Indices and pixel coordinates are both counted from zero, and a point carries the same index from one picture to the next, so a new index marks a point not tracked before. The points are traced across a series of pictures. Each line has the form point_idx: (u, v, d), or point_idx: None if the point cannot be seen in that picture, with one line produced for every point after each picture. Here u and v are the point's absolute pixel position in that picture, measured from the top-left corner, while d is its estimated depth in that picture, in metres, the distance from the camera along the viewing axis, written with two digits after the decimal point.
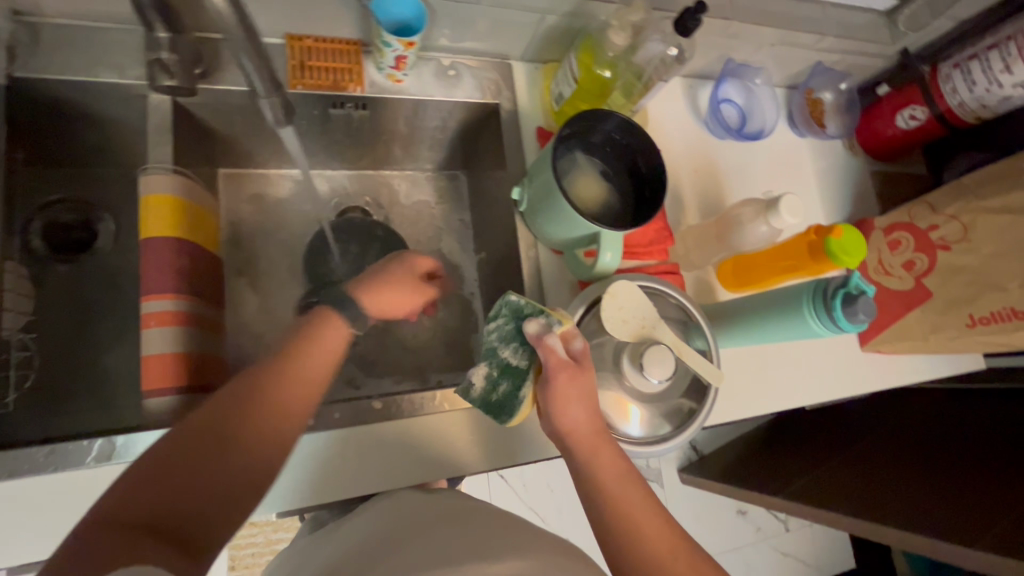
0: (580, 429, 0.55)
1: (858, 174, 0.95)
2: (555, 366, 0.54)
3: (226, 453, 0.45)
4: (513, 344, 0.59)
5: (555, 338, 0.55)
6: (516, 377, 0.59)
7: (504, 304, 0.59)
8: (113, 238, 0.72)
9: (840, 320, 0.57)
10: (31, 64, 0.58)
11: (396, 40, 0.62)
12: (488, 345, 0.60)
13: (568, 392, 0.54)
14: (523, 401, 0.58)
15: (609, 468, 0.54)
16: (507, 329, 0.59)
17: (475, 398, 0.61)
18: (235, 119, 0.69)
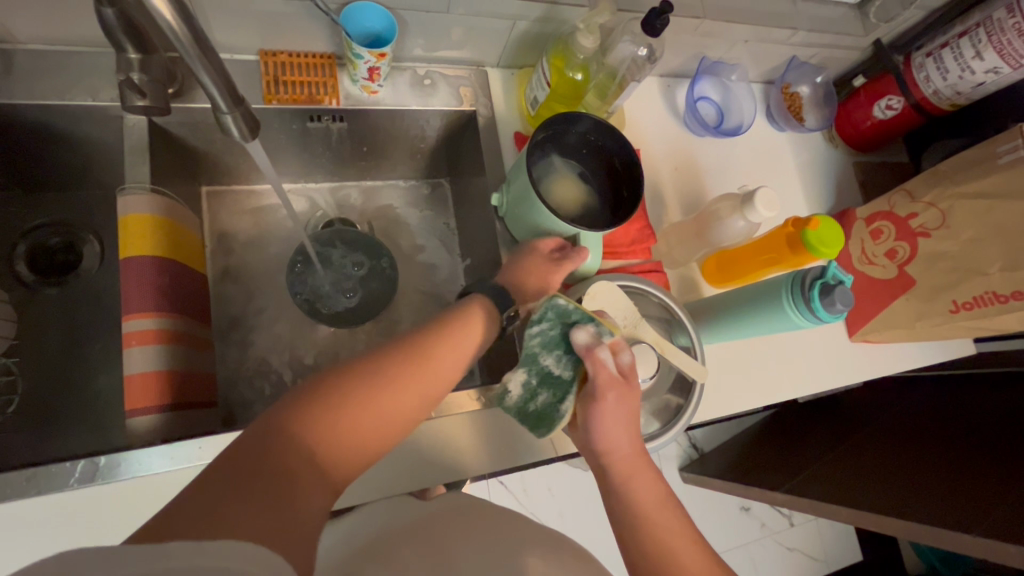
0: (622, 449, 0.52)
1: (838, 166, 0.96)
2: (605, 382, 0.51)
3: (353, 425, 0.42)
4: (556, 352, 0.54)
5: (605, 351, 0.52)
6: (557, 388, 0.55)
7: (550, 307, 0.54)
8: (98, 260, 0.73)
9: (819, 311, 0.58)
10: (4, 91, 0.58)
11: (366, 52, 0.62)
12: (527, 351, 0.55)
13: (617, 412, 0.52)
14: (564, 415, 0.54)
15: (649, 489, 0.51)
16: (551, 335, 0.54)
17: (511, 407, 0.57)
18: (213, 136, 0.70)
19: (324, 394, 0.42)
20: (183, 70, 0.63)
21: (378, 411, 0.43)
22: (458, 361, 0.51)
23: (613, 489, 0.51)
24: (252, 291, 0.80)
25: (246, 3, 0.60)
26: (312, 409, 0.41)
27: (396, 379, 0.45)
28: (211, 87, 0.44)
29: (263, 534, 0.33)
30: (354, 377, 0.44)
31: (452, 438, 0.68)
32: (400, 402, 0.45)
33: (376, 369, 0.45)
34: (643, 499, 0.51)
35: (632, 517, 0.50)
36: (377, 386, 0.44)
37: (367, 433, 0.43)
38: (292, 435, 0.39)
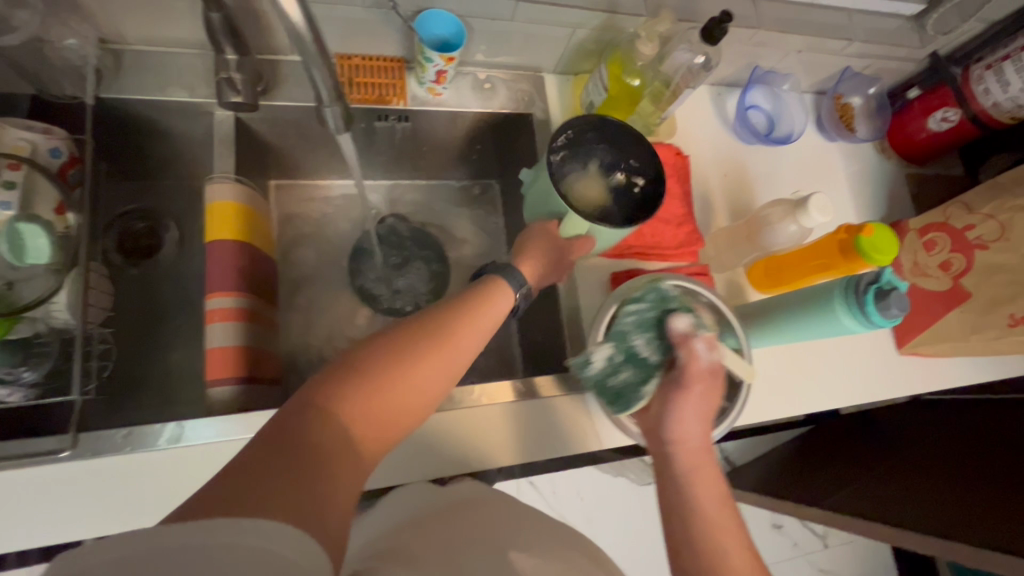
0: (695, 443, 0.54)
1: (890, 178, 0.95)
2: (694, 372, 0.55)
3: (375, 405, 0.42)
4: (648, 334, 0.59)
5: (701, 343, 0.56)
6: (641, 369, 0.58)
7: (652, 289, 0.61)
8: (177, 246, 0.78)
9: (873, 315, 0.58)
10: (113, 87, 0.64)
11: (437, 56, 0.66)
12: (621, 327, 0.60)
13: (698, 403, 0.55)
14: (643, 395, 0.57)
15: (711, 487, 0.52)
16: (647, 317, 0.60)
17: (591, 376, 0.60)
18: (289, 133, 0.75)
19: (350, 375, 0.43)
20: (270, 71, 0.68)
21: (399, 390, 0.44)
22: (474, 342, 0.51)
23: (675, 479, 0.53)
24: (312, 279, 0.84)
25: (330, 11, 0.65)
26: (336, 388, 0.41)
27: (415, 357, 0.46)
28: (316, 78, 0.48)
29: (302, 507, 0.34)
30: (374, 358, 0.44)
31: (497, 425, 0.70)
32: (419, 382, 0.45)
33: (394, 348, 0.46)
34: (700, 493, 0.51)
35: (688, 509, 0.50)
36: (396, 365, 0.45)
37: (390, 412, 0.43)
38: (319, 413, 0.40)
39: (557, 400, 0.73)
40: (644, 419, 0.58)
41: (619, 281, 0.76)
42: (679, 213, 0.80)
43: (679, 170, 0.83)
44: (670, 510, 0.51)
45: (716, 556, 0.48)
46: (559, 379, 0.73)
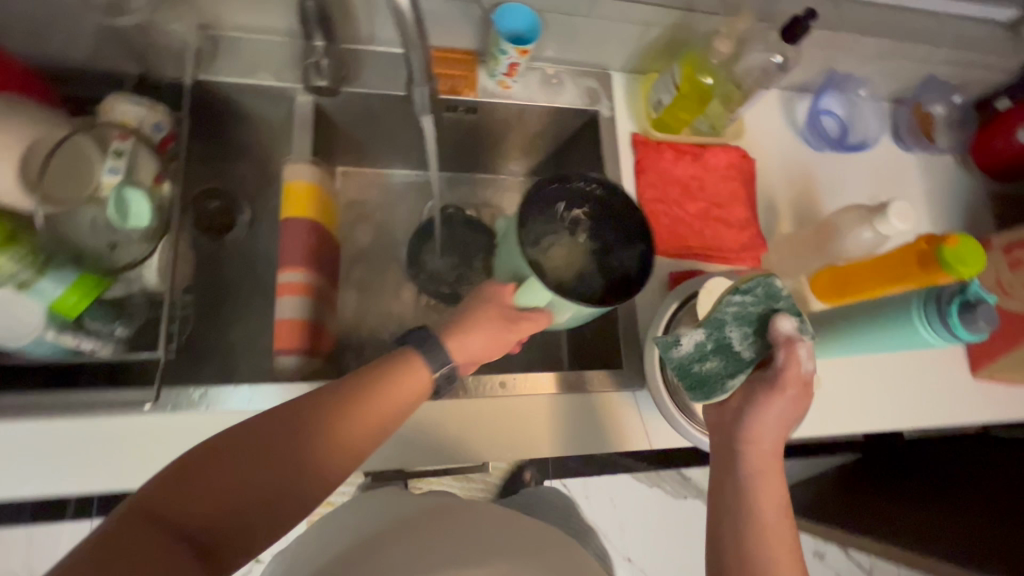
0: (768, 447, 0.52)
1: (970, 193, 0.90)
2: (790, 376, 0.50)
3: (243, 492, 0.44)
4: (746, 328, 0.51)
5: (805, 348, 0.50)
6: (732, 363, 0.52)
7: (762, 282, 0.51)
8: (247, 229, 0.82)
9: (956, 327, 0.55)
10: (208, 69, 0.68)
11: (511, 48, 0.67)
12: (717, 314, 0.52)
13: (784, 409, 0.52)
14: (728, 390, 0.52)
15: (771, 497, 0.51)
16: (749, 309, 0.51)
17: (673, 359, 0.54)
18: (362, 121, 0.78)
19: (225, 457, 0.44)
20: (351, 60, 0.72)
21: (269, 483, 0.45)
22: (371, 433, 0.50)
23: (738, 480, 0.52)
24: (370, 264, 0.87)
25: None
26: (200, 476, 0.43)
27: (294, 449, 0.46)
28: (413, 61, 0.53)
29: None
30: (252, 447, 0.45)
31: (546, 415, 0.70)
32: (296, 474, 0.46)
33: (282, 436, 0.46)
34: (757, 498, 0.51)
35: (745, 513, 0.50)
36: (273, 455, 0.45)
37: (258, 501, 0.44)
38: (178, 497, 0.42)
39: (607, 396, 0.72)
40: (715, 412, 0.56)
41: (678, 281, 0.75)
42: (743, 217, 0.79)
43: (746, 173, 0.81)
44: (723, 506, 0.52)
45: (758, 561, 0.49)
46: (609, 375, 0.72)
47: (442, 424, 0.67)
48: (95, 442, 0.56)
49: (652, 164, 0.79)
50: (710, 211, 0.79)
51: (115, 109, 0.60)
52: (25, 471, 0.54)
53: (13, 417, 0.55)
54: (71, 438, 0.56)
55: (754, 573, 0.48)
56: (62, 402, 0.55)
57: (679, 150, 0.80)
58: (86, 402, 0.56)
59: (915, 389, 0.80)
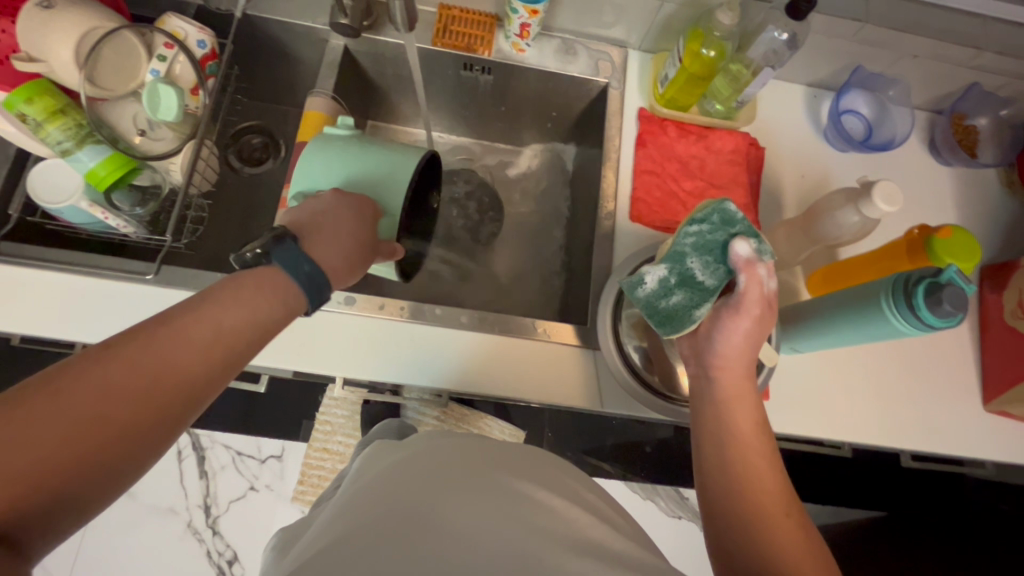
0: (739, 367, 0.54)
1: (1009, 214, 0.84)
2: (754, 298, 0.52)
3: (82, 432, 0.37)
4: (706, 257, 0.55)
5: (764, 269, 0.52)
6: (696, 294, 0.55)
7: (717, 209, 0.55)
8: (280, 162, 0.90)
9: (921, 311, 0.51)
10: (258, 6, 0.78)
11: (522, 7, 0.71)
12: (678, 248, 0.56)
13: (749, 330, 0.53)
14: (697, 318, 0.54)
15: (748, 414, 0.52)
16: (707, 238, 0.55)
17: (641, 298, 0.58)
18: (388, 71, 0.85)
19: (86, 376, 0.39)
20: (381, 11, 0.79)
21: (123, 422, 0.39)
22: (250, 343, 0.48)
23: (715, 402, 0.53)
24: None
25: None
26: (8, 426, 0.35)
27: (154, 379, 0.41)
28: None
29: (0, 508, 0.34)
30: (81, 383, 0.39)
31: (506, 359, 0.73)
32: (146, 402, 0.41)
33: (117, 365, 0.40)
34: (737, 418, 0.52)
35: (720, 427, 0.52)
36: (117, 384, 0.40)
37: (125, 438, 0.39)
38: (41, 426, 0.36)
39: (568, 351, 0.74)
40: (687, 342, 0.57)
41: None
42: (741, 203, 0.79)
43: (751, 160, 0.80)
44: (709, 430, 0.53)
45: (742, 475, 0.49)
46: (577, 331, 0.75)
47: (407, 349, 0.73)
48: (104, 301, 0.64)
49: (654, 139, 0.80)
50: (706, 191, 0.79)
51: (169, 23, 0.67)
52: (43, 316, 0.63)
53: (45, 268, 0.64)
54: (86, 293, 0.65)
55: (738, 484, 0.49)
56: (85, 262, 0.65)
57: (683, 129, 0.80)
58: (103, 265, 0.65)
59: (907, 403, 0.75)
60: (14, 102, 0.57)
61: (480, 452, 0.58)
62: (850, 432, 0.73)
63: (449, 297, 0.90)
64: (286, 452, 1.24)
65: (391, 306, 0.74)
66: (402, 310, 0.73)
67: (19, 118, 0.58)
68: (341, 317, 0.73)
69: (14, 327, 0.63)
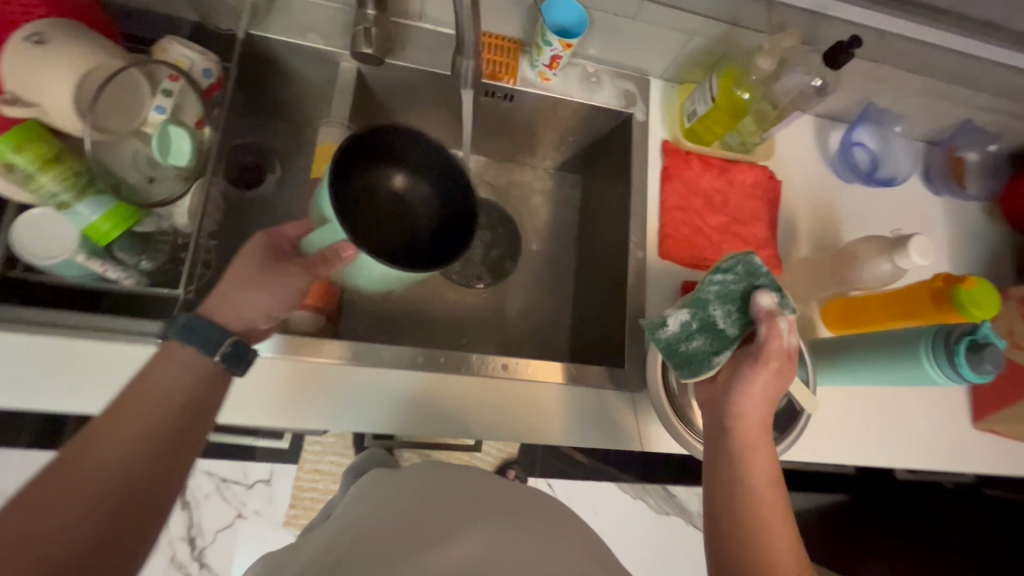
0: (757, 421, 0.48)
1: (991, 242, 0.90)
2: (772, 351, 0.46)
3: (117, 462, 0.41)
4: (728, 306, 0.50)
5: (787, 322, 0.46)
6: (716, 340, 0.50)
7: (743, 260, 0.50)
8: (275, 185, 0.84)
9: (964, 368, 0.54)
10: (261, 25, 0.70)
11: (556, 40, 0.69)
12: (700, 294, 0.51)
13: (769, 384, 0.47)
14: (714, 365, 0.49)
15: (764, 468, 0.46)
16: (730, 288, 0.50)
17: (659, 340, 0.53)
18: (400, 95, 0.79)
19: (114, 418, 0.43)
20: (400, 34, 0.74)
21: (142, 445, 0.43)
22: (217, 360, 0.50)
23: (731, 463, 0.47)
24: None
25: None
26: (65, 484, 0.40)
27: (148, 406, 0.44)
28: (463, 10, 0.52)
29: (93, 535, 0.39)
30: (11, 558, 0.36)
31: (541, 405, 0.71)
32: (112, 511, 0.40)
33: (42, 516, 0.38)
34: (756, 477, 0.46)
35: (734, 486, 0.46)
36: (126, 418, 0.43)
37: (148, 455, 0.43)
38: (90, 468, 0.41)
39: (603, 392, 0.73)
40: (704, 390, 0.51)
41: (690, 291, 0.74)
42: (762, 237, 0.80)
43: (770, 193, 0.82)
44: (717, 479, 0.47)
45: (757, 536, 0.44)
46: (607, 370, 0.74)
47: (445, 399, 0.69)
48: (111, 367, 0.59)
49: (679, 172, 0.79)
50: (729, 226, 0.79)
51: (168, 50, 0.60)
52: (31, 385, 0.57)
53: (30, 330, 0.57)
54: (91, 358, 0.59)
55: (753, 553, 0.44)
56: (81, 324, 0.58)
57: (707, 163, 0.81)
58: (96, 327, 0.58)
59: (907, 426, 0.81)
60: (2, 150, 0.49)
61: (501, 503, 0.55)
62: (859, 455, 0.78)
63: (464, 326, 0.87)
64: (276, 475, 1.11)
65: (332, 349, 0.68)
66: (440, 359, 0.70)
67: (7, 167, 0.50)
68: (372, 369, 0.68)
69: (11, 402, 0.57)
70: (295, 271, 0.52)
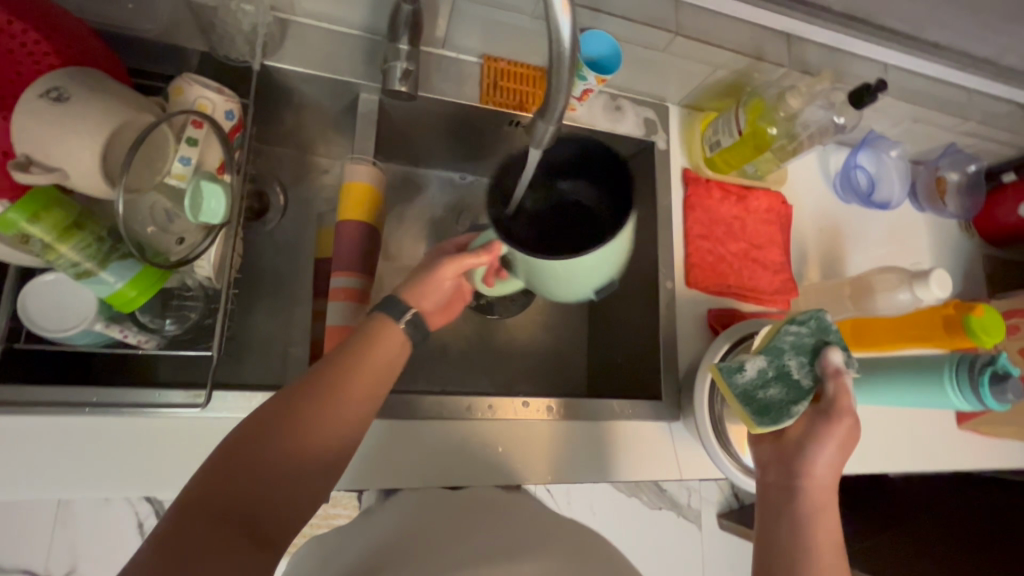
0: (826, 481, 0.50)
1: (969, 256, 0.97)
2: (844, 407, 0.50)
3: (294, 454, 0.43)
4: (803, 358, 0.53)
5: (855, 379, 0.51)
6: (793, 390, 0.52)
7: (815, 317, 0.55)
8: (281, 215, 0.79)
9: (982, 393, 0.58)
10: (276, 55, 0.65)
11: (592, 75, 0.67)
12: (775, 345, 0.55)
13: (836, 441, 0.50)
14: (794, 415, 0.51)
15: (829, 531, 0.48)
16: (805, 341, 0.54)
17: (738, 386, 0.55)
18: (422, 125, 0.75)
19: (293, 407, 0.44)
20: (425, 65, 0.71)
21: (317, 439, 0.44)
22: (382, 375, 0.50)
23: (798, 521, 0.49)
24: (396, 261, 0.81)
25: (497, 16, 0.66)
26: (252, 453, 0.41)
27: (324, 407, 0.45)
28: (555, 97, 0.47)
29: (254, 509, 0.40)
30: (225, 485, 0.39)
31: (577, 439, 0.70)
32: (303, 472, 0.43)
33: (260, 453, 0.41)
34: (813, 525, 0.48)
35: (799, 546, 0.48)
36: (305, 411, 0.44)
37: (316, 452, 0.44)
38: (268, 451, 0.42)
39: (644, 426, 0.72)
40: (768, 448, 0.53)
41: (717, 319, 0.77)
42: (778, 261, 0.82)
43: (783, 219, 0.85)
44: (772, 521, 0.50)
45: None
46: (641, 405, 0.72)
47: (489, 447, 0.67)
48: (129, 436, 0.55)
49: (700, 201, 0.81)
50: (748, 253, 0.82)
51: (186, 92, 0.55)
52: (35, 464, 0.52)
53: (32, 403, 0.52)
54: (118, 432, 0.55)
55: None
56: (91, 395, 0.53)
57: (725, 190, 0.82)
58: (110, 398, 0.53)
59: (903, 433, 0.86)
60: (14, 221, 0.44)
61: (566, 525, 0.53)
62: (866, 465, 0.83)
63: (483, 355, 0.84)
64: None
65: None
66: (484, 407, 0.68)
67: (21, 239, 0.46)
68: (407, 421, 0.66)
69: (28, 488, 0.52)
70: (447, 265, 0.56)
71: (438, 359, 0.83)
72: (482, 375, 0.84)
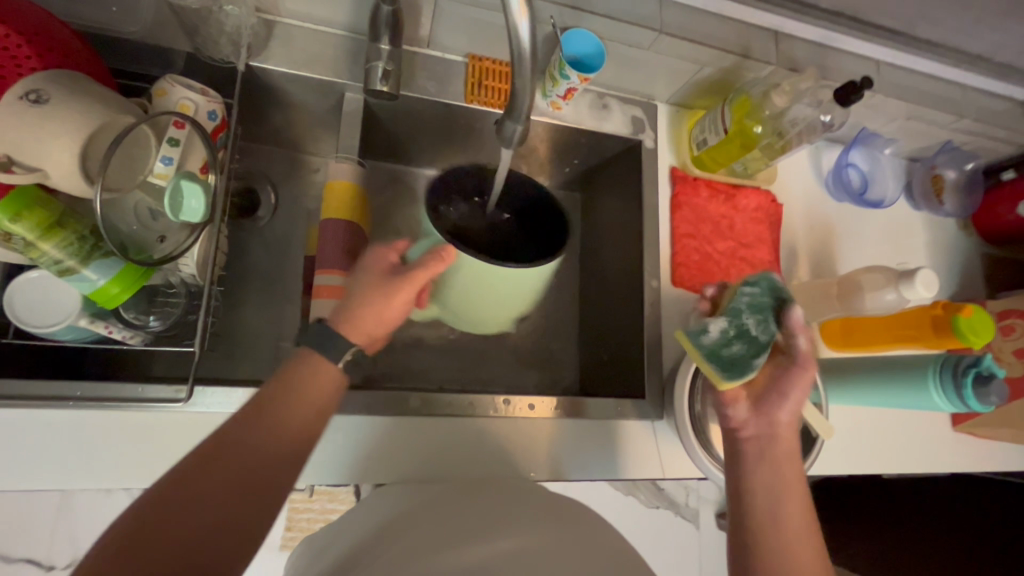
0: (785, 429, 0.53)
1: (967, 254, 0.96)
2: (806, 357, 0.53)
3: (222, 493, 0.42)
4: (763, 315, 0.54)
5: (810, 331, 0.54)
6: (755, 346, 0.53)
7: (766, 278, 0.57)
8: (272, 212, 0.80)
9: (967, 396, 0.58)
10: (261, 56, 0.66)
11: (575, 74, 0.67)
12: (733, 305, 0.56)
13: (800, 391, 0.53)
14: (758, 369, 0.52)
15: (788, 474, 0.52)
16: (762, 300, 0.55)
17: (704, 347, 0.55)
18: (408, 124, 0.76)
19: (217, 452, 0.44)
20: (409, 64, 0.71)
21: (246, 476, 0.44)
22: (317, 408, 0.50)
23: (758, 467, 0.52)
24: None
25: (478, 15, 0.66)
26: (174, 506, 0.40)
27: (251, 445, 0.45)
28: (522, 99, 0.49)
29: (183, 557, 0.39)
30: (149, 543, 0.38)
31: (561, 435, 0.70)
32: (237, 510, 0.42)
33: (178, 501, 0.41)
34: (775, 468, 0.52)
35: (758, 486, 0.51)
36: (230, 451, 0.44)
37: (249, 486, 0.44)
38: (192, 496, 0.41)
39: (628, 423, 0.73)
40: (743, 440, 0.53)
41: None
42: (766, 260, 0.82)
43: (772, 217, 0.84)
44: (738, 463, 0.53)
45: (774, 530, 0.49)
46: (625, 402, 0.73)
47: (471, 444, 0.68)
48: (117, 430, 0.56)
49: (688, 200, 0.80)
50: (736, 251, 0.81)
51: (169, 93, 0.56)
52: (27, 455, 0.54)
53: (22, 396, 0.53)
54: (107, 426, 0.56)
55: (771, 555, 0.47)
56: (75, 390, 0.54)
57: (713, 189, 0.82)
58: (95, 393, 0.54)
59: (896, 434, 0.85)
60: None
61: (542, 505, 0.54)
62: (858, 464, 0.82)
63: (472, 352, 0.84)
64: None
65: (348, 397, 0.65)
66: (465, 404, 0.68)
67: (4, 236, 0.47)
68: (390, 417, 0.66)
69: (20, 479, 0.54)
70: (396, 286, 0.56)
71: (426, 355, 0.83)
72: (471, 371, 0.84)
